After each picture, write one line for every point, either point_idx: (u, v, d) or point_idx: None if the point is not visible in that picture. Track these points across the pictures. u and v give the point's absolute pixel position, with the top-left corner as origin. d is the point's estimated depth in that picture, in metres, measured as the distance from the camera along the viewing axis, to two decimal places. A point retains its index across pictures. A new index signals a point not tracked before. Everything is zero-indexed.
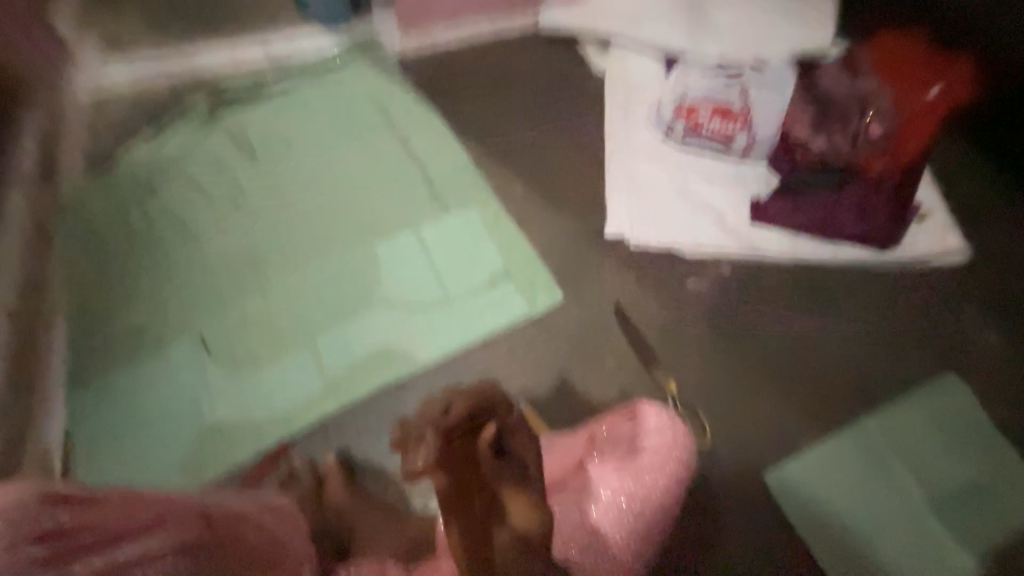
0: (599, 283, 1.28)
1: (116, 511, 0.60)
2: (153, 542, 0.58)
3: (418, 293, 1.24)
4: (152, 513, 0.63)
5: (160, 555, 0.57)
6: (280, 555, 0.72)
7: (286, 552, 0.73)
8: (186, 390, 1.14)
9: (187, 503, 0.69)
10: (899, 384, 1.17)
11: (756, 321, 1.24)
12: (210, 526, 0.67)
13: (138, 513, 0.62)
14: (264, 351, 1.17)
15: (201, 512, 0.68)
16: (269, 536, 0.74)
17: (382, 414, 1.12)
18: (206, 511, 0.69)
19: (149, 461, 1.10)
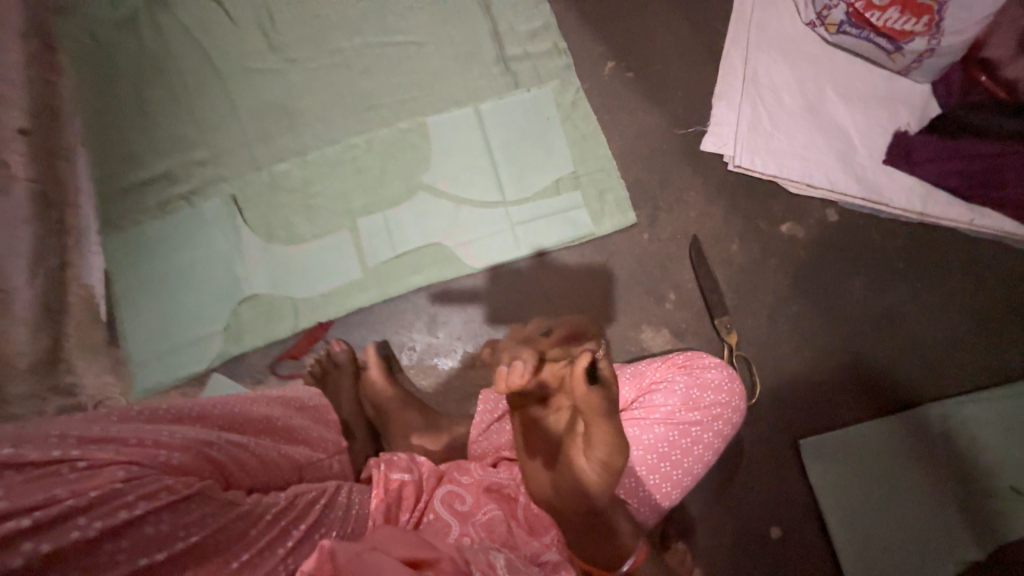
0: (679, 210, 1.10)
1: (99, 460, 0.50)
2: (150, 500, 0.51)
3: (473, 187, 1.09)
4: (129, 465, 0.51)
5: (139, 522, 0.50)
6: (310, 459, 0.70)
7: (316, 454, 0.71)
8: (215, 252, 1.05)
9: (181, 432, 0.57)
10: (973, 378, 1.05)
11: (842, 280, 1.09)
12: (220, 454, 0.58)
13: (106, 469, 0.50)
14: (297, 225, 1.07)
15: (197, 442, 0.57)
16: (297, 439, 0.70)
17: (420, 309, 1.07)
18: (206, 435, 0.58)
19: (181, 320, 1.03)
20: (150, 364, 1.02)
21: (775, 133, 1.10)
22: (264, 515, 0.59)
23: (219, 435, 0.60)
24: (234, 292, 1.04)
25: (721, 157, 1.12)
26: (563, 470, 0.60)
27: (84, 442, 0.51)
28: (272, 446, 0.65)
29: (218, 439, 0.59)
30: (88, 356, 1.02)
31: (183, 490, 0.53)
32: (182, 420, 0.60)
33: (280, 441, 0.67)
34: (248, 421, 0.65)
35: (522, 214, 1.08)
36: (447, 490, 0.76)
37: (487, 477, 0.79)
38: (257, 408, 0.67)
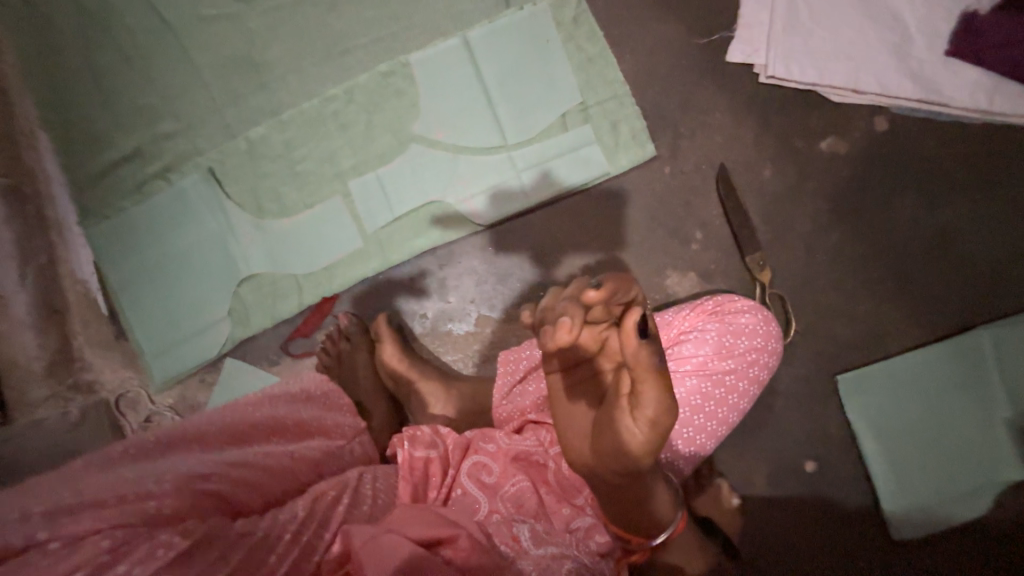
0: (704, 135, 0.97)
1: (80, 540, 0.51)
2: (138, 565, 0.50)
3: (470, 133, 0.98)
4: (108, 534, 0.52)
5: None
6: (331, 448, 0.71)
7: (334, 443, 0.71)
8: (206, 232, 0.99)
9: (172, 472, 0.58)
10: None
11: (889, 199, 0.97)
12: (213, 481, 0.59)
13: (83, 543, 0.51)
14: (287, 195, 0.99)
15: (187, 480, 0.58)
16: (312, 431, 0.71)
17: (427, 275, 1.00)
18: (198, 468, 0.60)
19: (185, 307, 0.99)
20: (163, 354, 0.99)
21: (815, 31, 0.94)
22: (261, 543, 0.57)
23: (218, 453, 0.62)
24: (232, 273, 0.99)
25: (750, 68, 0.97)
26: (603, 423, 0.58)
27: (61, 515, 0.52)
28: (276, 449, 0.66)
29: (211, 463, 0.61)
30: (101, 354, 1.00)
31: (178, 539, 0.53)
32: (172, 449, 0.61)
33: (291, 439, 0.68)
34: (245, 425, 0.66)
35: (525, 159, 0.97)
36: (477, 462, 0.76)
37: (514, 446, 0.78)
38: (254, 411, 0.68)
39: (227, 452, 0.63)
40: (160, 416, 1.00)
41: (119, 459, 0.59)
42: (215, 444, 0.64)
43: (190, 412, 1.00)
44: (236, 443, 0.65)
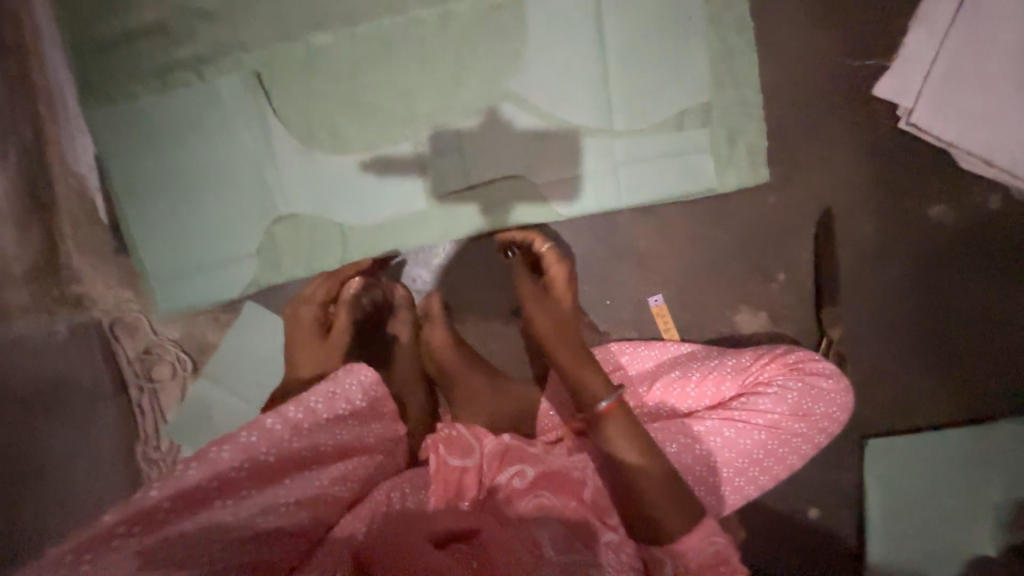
0: (816, 171, 0.90)
1: None
2: None
3: (572, 106, 0.85)
4: None
5: None
6: (370, 468, 0.66)
7: (372, 463, 0.66)
8: (240, 150, 0.83)
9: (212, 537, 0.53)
10: None
11: (968, 277, 0.94)
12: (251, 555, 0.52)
13: None
14: (344, 127, 0.84)
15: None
16: (352, 451, 0.65)
17: (490, 255, 0.92)
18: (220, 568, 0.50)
19: (207, 234, 0.85)
20: (172, 282, 0.86)
21: (976, 83, 0.84)
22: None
23: (254, 506, 0.56)
24: (266, 207, 0.85)
25: (892, 107, 0.89)
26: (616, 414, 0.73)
27: None
28: (314, 481, 0.60)
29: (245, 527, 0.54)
30: (99, 264, 0.87)
31: None
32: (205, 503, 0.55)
33: (328, 464, 0.62)
34: (277, 464, 0.59)
35: (628, 152, 0.86)
36: (512, 470, 0.72)
37: (550, 461, 0.74)
38: (285, 446, 0.60)
39: (263, 498, 0.56)
40: (160, 349, 0.89)
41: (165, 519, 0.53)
42: (246, 492, 0.56)
43: (196, 351, 0.90)
44: (267, 485, 0.58)
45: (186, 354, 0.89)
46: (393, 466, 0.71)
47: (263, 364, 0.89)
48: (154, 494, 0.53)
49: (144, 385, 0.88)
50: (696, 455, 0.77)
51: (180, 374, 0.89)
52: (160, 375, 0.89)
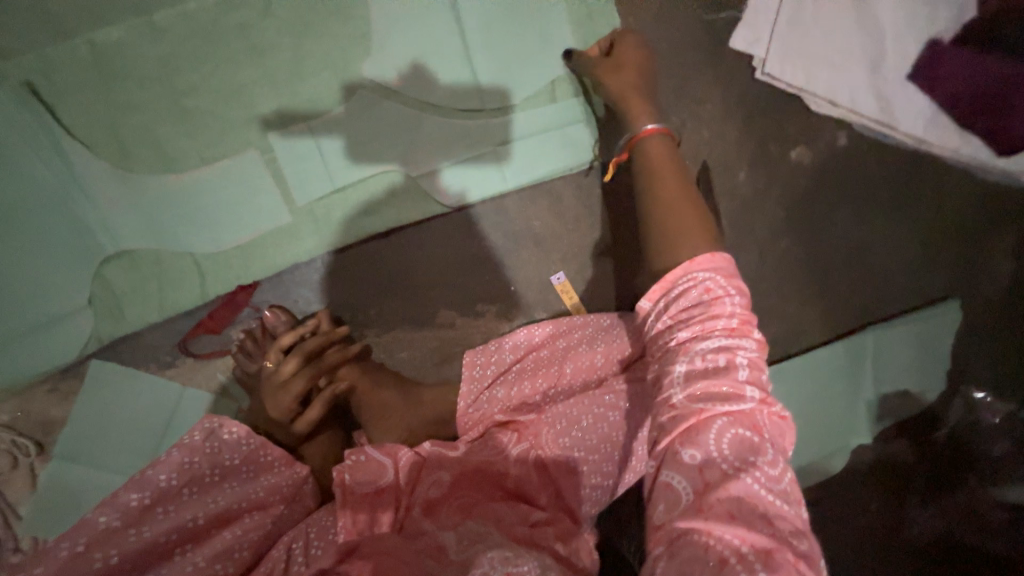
0: (689, 130, 0.93)
1: None
2: None
3: (439, 86, 0.78)
4: None
5: None
6: (267, 524, 0.62)
7: (273, 514, 0.63)
8: (36, 180, 0.68)
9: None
10: (915, 300, 1.05)
11: (830, 211, 1.01)
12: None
13: None
14: (168, 138, 0.71)
15: None
16: (237, 514, 0.61)
17: (376, 263, 0.83)
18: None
19: (17, 291, 0.69)
20: None
21: (812, 30, 0.91)
22: None
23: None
24: (88, 246, 0.71)
25: (748, 58, 0.94)
26: (655, 155, 0.71)
27: None
28: (185, 567, 0.56)
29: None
30: None
31: None
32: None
33: (204, 540, 0.58)
34: (134, 560, 0.55)
35: (506, 132, 0.82)
36: (430, 479, 0.70)
37: (472, 459, 0.73)
38: (137, 539, 0.55)
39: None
40: None
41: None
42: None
43: (38, 431, 0.74)
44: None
45: (25, 437, 0.74)
46: (307, 508, 0.68)
47: (137, 429, 0.75)
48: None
49: None
50: (612, 422, 0.76)
51: (23, 462, 0.74)
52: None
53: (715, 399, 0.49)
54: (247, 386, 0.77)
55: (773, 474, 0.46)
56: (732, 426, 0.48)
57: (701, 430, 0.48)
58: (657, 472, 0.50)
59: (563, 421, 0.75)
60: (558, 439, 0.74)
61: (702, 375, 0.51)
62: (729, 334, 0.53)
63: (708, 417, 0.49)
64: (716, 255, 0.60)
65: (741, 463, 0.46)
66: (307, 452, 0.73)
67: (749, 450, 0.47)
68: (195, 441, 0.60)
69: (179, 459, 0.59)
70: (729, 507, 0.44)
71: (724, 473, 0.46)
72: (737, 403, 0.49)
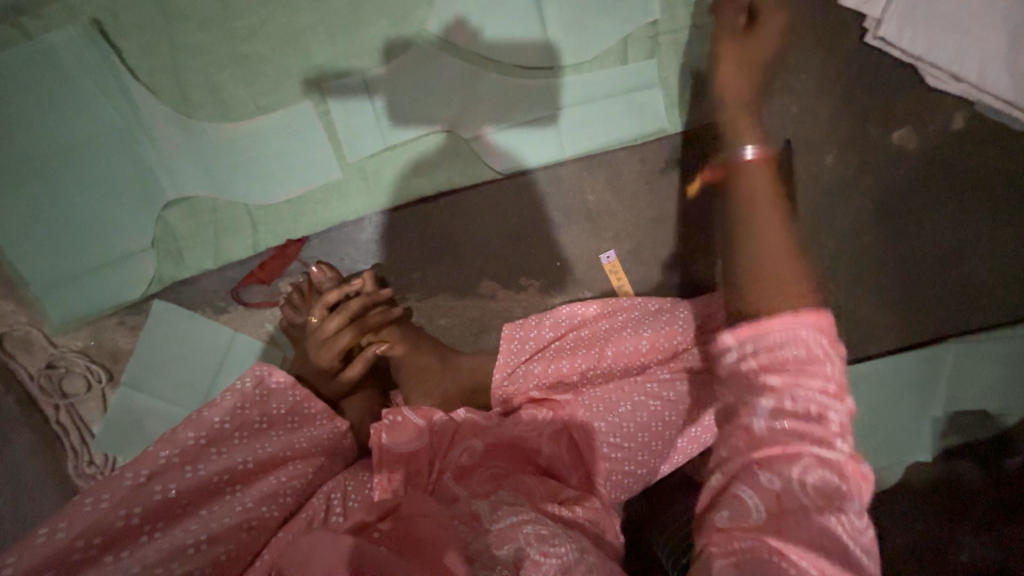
0: (775, 103, 0.83)
1: None
2: None
3: (503, 40, 0.73)
4: None
5: None
6: (310, 471, 0.64)
7: (313, 465, 0.65)
8: (101, 120, 0.70)
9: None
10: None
11: (931, 206, 0.88)
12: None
13: None
14: (227, 84, 0.71)
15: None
16: (281, 460, 0.63)
17: (421, 226, 0.81)
18: (181, 543, 0.54)
19: (88, 229, 0.73)
20: (59, 288, 0.75)
21: None
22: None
23: (160, 548, 0.53)
24: (151, 190, 0.73)
25: (859, 19, 0.82)
26: (751, 186, 0.57)
27: None
28: (237, 506, 0.58)
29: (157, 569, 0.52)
30: None
31: None
32: (116, 545, 0.52)
33: (253, 481, 0.60)
34: (191, 496, 0.56)
35: (568, 95, 0.76)
36: (462, 446, 0.70)
37: (503, 431, 0.72)
38: (194, 476, 0.57)
39: (170, 540, 0.54)
40: (66, 362, 0.79)
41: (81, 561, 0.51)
42: (152, 535, 0.54)
43: (109, 360, 0.80)
44: (179, 523, 0.55)
45: (97, 364, 0.80)
46: (343, 463, 0.70)
47: (192, 369, 0.80)
48: (65, 534, 0.51)
49: (59, 402, 0.80)
50: (652, 412, 0.73)
51: (96, 386, 0.81)
52: (74, 390, 0.80)
53: (807, 434, 0.41)
54: (291, 336, 0.78)
55: (861, 525, 0.39)
56: (820, 466, 0.40)
57: (783, 459, 0.41)
58: (721, 486, 0.43)
59: (600, 406, 0.73)
60: (592, 422, 0.72)
61: (788, 417, 0.42)
62: (824, 393, 0.42)
63: (795, 450, 0.41)
64: (823, 311, 0.45)
65: (828, 503, 0.39)
66: (347, 408, 0.73)
67: (837, 493, 0.40)
68: (246, 388, 0.61)
69: (234, 403, 0.61)
70: (806, 535, 0.39)
71: (804, 507, 0.39)
72: (830, 446, 0.41)
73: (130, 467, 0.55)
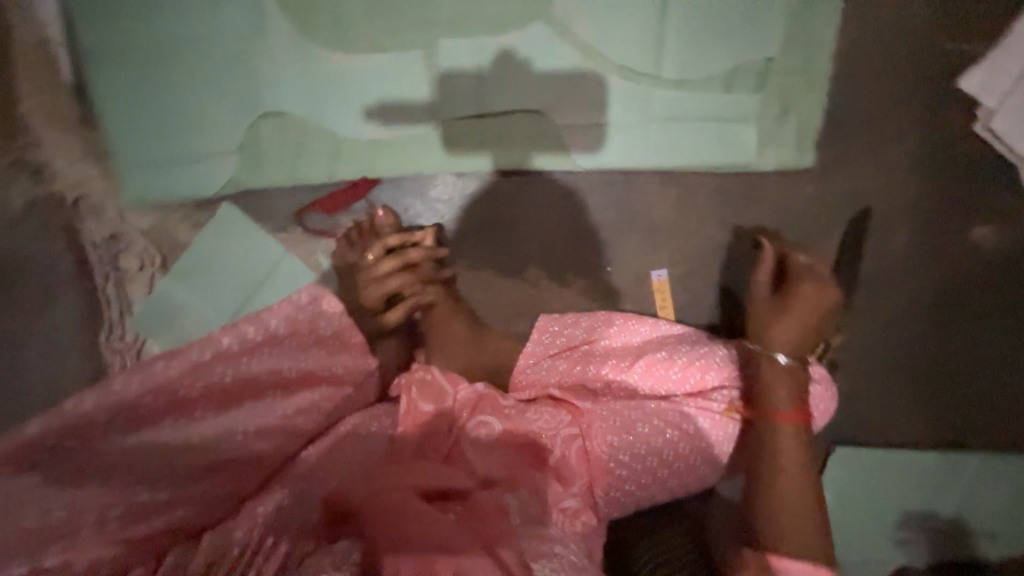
0: (864, 169, 0.82)
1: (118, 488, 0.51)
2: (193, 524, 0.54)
3: (617, 40, 0.74)
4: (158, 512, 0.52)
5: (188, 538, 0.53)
6: (337, 399, 0.65)
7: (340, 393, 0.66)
8: (225, 22, 0.73)
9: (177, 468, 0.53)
10: None
11: (994, 309, 0.86)
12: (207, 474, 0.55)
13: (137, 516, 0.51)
14: (349, 17, 0.73)
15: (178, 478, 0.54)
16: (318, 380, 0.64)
17: (490, 198, 0.83)
18: (204, 436, 0.56)
19: (185, 119, 0.76)
20: (142, 167, 0.78)
21: None
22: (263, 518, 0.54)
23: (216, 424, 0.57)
24: (253, 98, 0.76)
25: (970, 106, 0.81)
26: (768, 392, 0.72)
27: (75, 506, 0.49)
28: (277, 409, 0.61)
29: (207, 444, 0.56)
30: (59, 132, 0.78)
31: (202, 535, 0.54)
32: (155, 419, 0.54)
33: (292, 394, 0.62)
34: (218, 396, 0.57)
35: (665, 108, 0.77)
36: (478, 422, 0.70)
37: (518, 423, 0.70)
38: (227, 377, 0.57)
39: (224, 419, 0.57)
40: (127, 239, 0.82)
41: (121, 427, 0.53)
42: (203, 415, 0.56)
43: (166, 247, 0.83)
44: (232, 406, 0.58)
45: (154, 248, 0.83)
46: (364, 400, 0.70)
47: (240, 276, 0.82)
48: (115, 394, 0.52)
49: (110, 274, 0.83)
50: (672, 439, 0.72)
51: (147, 268, 0.83)
52: (127, 266, 0.83)
53: None
54: (342, 267, 0.78)
55: None
56: None
57: None
58: None
59: (619, 421, 0.72)
60: (609, 440, 0.70)
61: None
62: None
63: None
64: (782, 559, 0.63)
65: None
66: (378, 347, 0.74)
67: None
68: (299, 301, 0.60)
69: (289, 312, 0.60)
70: None
71: None
72: None
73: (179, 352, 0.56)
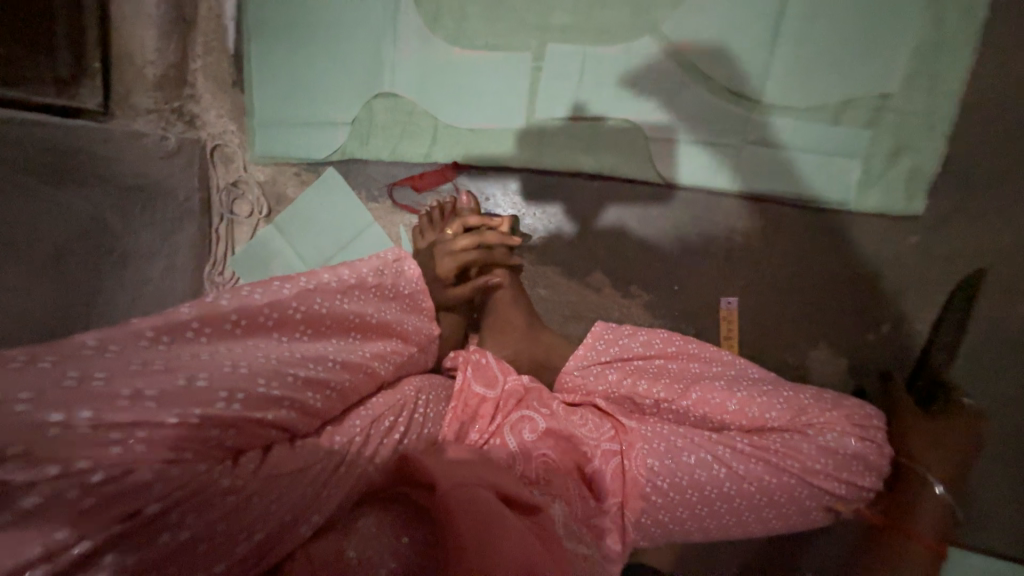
0: (984, 225, 0.74)
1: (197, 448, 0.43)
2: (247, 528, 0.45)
3: (722, 60, 0.74)
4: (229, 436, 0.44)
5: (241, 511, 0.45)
6: (403, 356, 0.64)
7: (406, 349, 0.65)
8: (363, 12, 0.83)
9: (276, 381, 0.48)
10: None
11: None
12: (298, 396, 0.50)
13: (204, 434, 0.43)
14: (469, 17, 0.80)
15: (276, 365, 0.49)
16: (390, 333, 0.63)
17: (571, 198, 0.85)
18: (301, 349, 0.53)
19: (315, 92, 0.87)
20: (273, 129, 0.90)
21: None
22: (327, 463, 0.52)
23: (306, 349, 0.53)
24: (373, 79, 0.85)
25: None
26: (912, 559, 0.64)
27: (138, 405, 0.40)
28: (356, 349, 0.58)
29: (295, 367, 0.50)
30: (214, 92, 0.92)
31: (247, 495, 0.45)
32: (256, 332, 0.52)
33: (373, 338, 0.61)
34: None
35: (762, 133, 0.75)
36: (522, 415, 0.68)
37: (566, 424, 0.69)
38: None
39: (313, 346, 0.54)
40: (245, 188, 0.94)
41: (226, 333, 0.50)
42: None
43: (274, 200, 0.94)
44: (320, 338, 0.56)
45: (265, 200, 0.94)
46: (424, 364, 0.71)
47: (327, 235, 0.90)
48: (225, 302, 0.50)
49: (225, 215, 0.95)
50: (718, 475, 0.66)
51: (255, 217, 0.95)
52: (239, 211, 0.95)
53: None
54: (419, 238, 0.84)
55: None
56: None
57: None
58: None
59: (663, 444, 0.68)
60: (650, 461, 0.67)
61: None
62: None
63: None
64: None
65: None
66: (443, 318, 0.78)
67: None
68: (387, 258, 0.66)
69: (377, 265, 0.64)
70: None
71: None
72: None
73: (282, 279, 0.56)
